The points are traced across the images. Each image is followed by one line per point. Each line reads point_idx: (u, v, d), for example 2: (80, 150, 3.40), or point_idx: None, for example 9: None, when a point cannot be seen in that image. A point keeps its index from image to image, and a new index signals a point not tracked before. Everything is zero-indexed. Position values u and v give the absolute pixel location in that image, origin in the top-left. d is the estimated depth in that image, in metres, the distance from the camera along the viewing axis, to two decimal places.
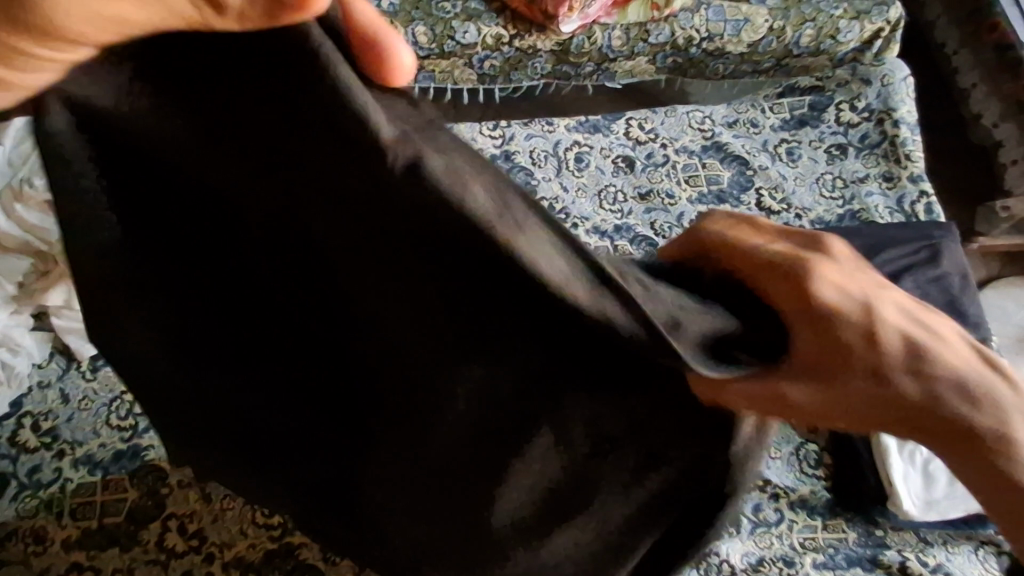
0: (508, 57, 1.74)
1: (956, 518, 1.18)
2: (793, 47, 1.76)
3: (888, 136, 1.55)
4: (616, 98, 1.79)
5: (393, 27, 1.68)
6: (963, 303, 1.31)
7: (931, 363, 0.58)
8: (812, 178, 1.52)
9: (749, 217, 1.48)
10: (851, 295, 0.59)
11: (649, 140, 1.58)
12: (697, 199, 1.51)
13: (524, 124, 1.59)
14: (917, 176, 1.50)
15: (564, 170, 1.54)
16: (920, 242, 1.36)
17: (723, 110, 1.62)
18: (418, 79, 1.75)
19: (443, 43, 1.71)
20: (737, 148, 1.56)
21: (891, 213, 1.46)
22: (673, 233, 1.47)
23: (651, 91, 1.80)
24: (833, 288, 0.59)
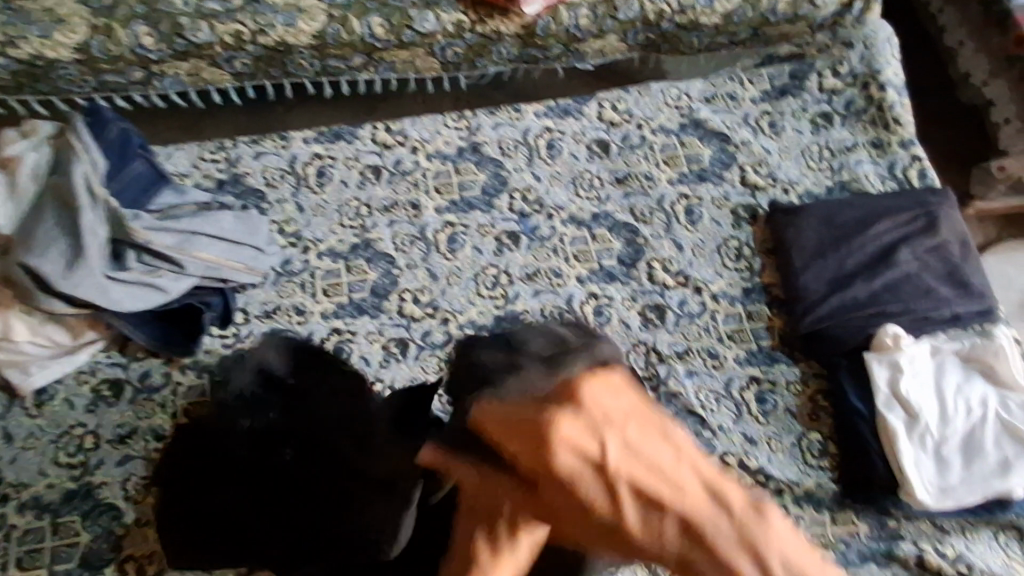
0: (471, 44, 1.65)
1: (973, 504, 1.06)
2: (769, 14, 1.68)
3: (874, 101, 1.46)
4: (590, 81, 1.85)
5: (346, 20, 1.57)
6: (965, 272, 1.22)
7: (663, 520, 0.54)
8: (798, 150, 1.43)
9: (734, 196, 1.40)
10: (586, 455, 0.56)
11: (624, 122, 1.49)
12: (677, 180, 1.42)
13: (490, 112, 1.50)
14: (908, 141, 1.42)
15: (536, 158, 1.46)
16: (915, 210, 1.26)
17: (700, 84, 1.53)
18: (379, 71, 1.69)
19: (401, 34, 1.60)
20: (717, 124, 1.47)
21: (884, 181, 1.38)
22: (655, 218, 1.39)
23: (627, 71, 1.83)
24: (569, 450, 0.56)
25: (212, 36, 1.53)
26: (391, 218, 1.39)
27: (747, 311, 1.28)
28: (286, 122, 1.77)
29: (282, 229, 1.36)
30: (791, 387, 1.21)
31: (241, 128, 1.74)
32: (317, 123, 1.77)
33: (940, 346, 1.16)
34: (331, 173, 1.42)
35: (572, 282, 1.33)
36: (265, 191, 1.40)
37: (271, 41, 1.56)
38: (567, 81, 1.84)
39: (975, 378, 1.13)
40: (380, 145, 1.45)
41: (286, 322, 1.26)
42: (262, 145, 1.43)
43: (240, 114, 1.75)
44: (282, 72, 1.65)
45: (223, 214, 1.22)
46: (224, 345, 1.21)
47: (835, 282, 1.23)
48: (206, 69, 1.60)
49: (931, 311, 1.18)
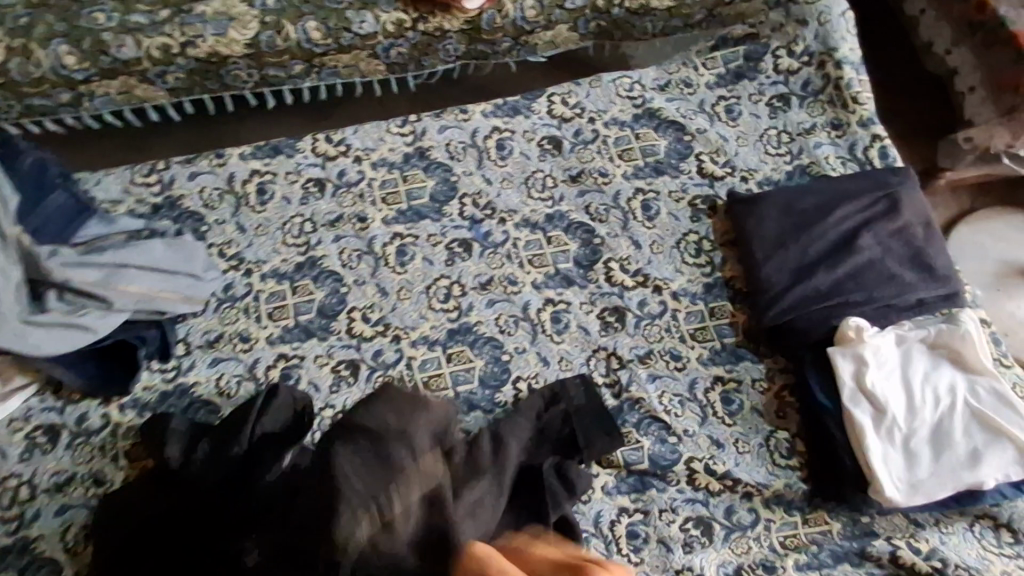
0: (415, 43, 1.58)
1: (945, 497, 1.02)
2: None
3: (832, 79, 1.40)
4: (550, 72, 1.81)
5: (280, 25, 1.49)
6: (930, 254, 1.16)
7: None
8: (756, 136, 1.38)
9: (692, 187, 1.35)
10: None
11: (576, 116, 1.44)
12: (632, 174, 1.37)
13: (435, 115, 1.43)
14: (868, 120, 1.36)
15: (486, 160, 1.40)
16: (876, 193, 1.21)
17: (652, 72, 1.47)
18: (321, 78, 1.62)
19: (339, 37, 1.53)
20: (672, 113, 1.42)
21: (844, 163, 1.33)
22: (611, 216, 1.33)
23: (583, 58, 1.81)
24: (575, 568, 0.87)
25: (139, 51, 1.46)
26: (336, 233, 1.33)
27: (709, 308, 1.24)
28: (240, 135, 1.72)
29: (223, 252, 1.30)
30: (757, 385, 1.18)
31: (191, 142, 1.70)
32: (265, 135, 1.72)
33: (906, 334, 1.11)
34: (272, 190, 1.36)
35: (528, 289, 1.28)
36: (203, 213, 1.33)
37: (202, 53, 1.49)
38: (526, 72, 1.81)
39: (942, 365, 1.09)
40: (321, 156, 1.39)
41: (231, 351, 1.20)
42: (197, 165, 1.36)
43: (189, 127, 1.72)
44: (219, 84, 1.57)
45: (153, 243, 1.16)
46: (165, 380, 1.16)
47: (797, 272, 1.17)
48: (138, 87, 1.53)
49: (895, 298, 1.13)
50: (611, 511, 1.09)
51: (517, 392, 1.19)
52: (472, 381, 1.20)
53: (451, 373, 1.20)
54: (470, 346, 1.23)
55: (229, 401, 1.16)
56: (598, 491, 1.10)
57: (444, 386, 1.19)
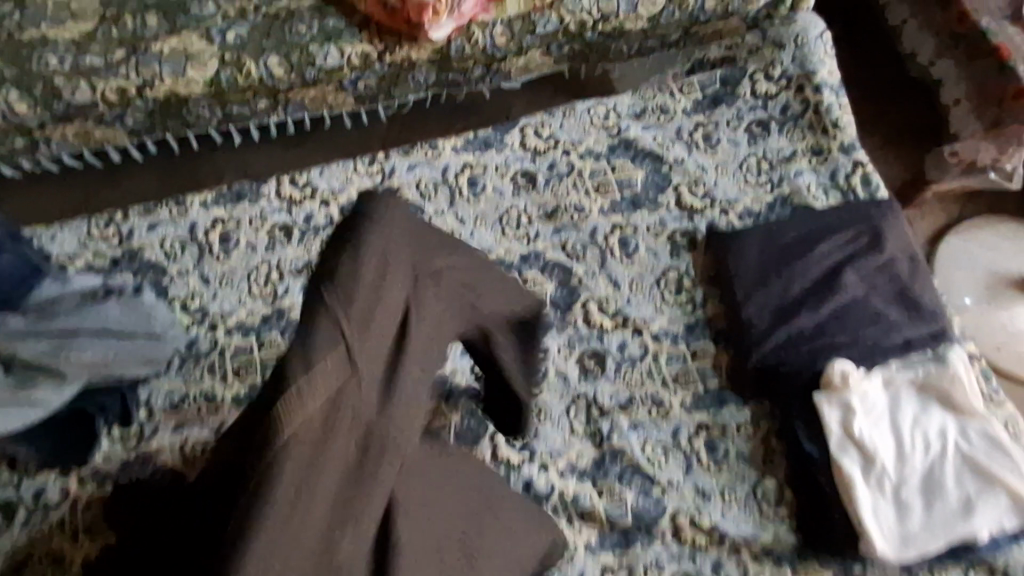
0: (382, 75, 1.53)
1: (939, 549, 0.98)
2: (698, 14, 1.57)
3: (811, 104, 1.35)
4: (543, 88, 1.68)
5: (240, 62, 1.44)
6: (916, 290, 1.12)
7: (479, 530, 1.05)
8: (735, 165, 1.34)
9: (670, 221, 1.30)
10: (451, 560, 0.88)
11: (550, 149, 1.39)
12: (609, 209, 1.32)
13: (404, 152, 1.39)
14: (850, 145, 1.32)
15: (458, 198, 1.35)
16: (859, 226, 1.17)
17: (628, 99, 1.43)
18: (288, 112, 1.58)
19: (303, 72, 1.47)
20: (648, 142, 1.38)
21: (827, 192, 1.28)
22: (588, 254, 1.29)
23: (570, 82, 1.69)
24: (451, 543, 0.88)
25: (92, 95, 1.40)
26: (304, 282, 1.28)
27: (690, 350, 1.20)
28: (217, 166, 1.58)
29: (186, 306, 1.25)
30: (742, 430, 1.14)
31: (167, 179, 1.57)
32: (250, 174, 1.58)
33: (893, 376, 1.07)
34: (236, 238, 1.31)
35: None
36: (165, 264, 1.28)
37: (160, 95, 1.43)
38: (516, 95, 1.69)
39: (932, 407, 1.05)
40: (286, 200, 1.34)
41: (195, 415, 1.16)
42: (156, 215, 1.31)
43: (162, 162, 1.58)
44: (180, 123, 1.52)
45: (106, 305, 1.12)
46: (127, 450, 1.13)
47: (779, 312, 1.13)
48: (96, 130, 1.47)
49: (880, 339, 1.09)
50: (594, 570, 1.05)
51: (494, 446, 1.15)
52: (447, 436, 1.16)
53: None
54: (445, 398, 1.18)
55: (200, 465, 1.13)
56: (580, 548, 1.07)
57: None
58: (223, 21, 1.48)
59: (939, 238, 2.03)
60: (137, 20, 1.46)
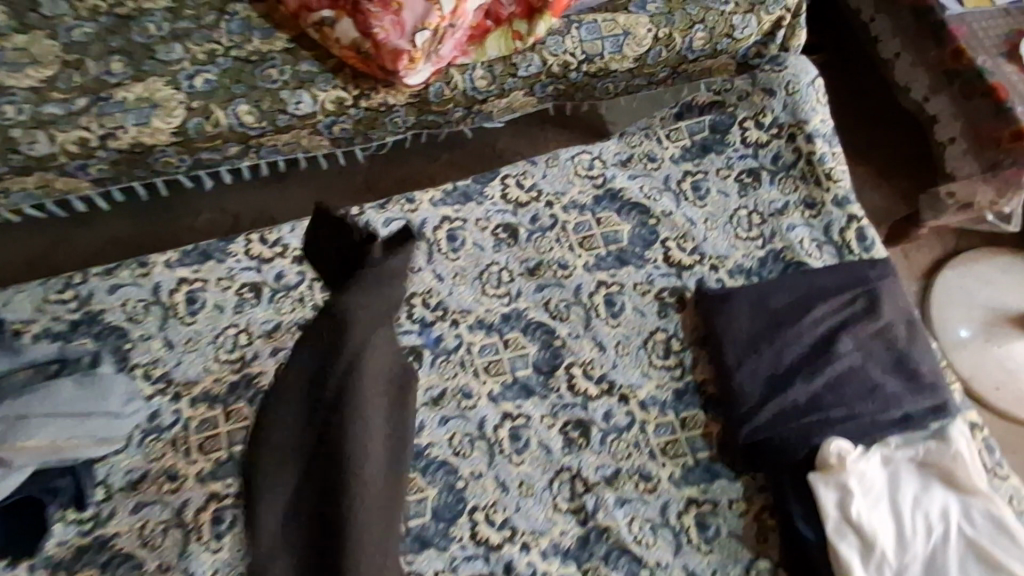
0: (359, 119, 1.47)
1: None
2: (686, 53, 1.52)
3: (803, 154, 1.31)
4: (518, 129, 1.75)
5: (208, 110, 1.37)
6: (914, 360, 1.08)
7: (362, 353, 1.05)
8: (725, 217, 1.28)
9: (658, 278, 1.25)
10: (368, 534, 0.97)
11: (532, 201, 1.33)
12: (594, 265, 1.27)
13: (379, 205, 1.33)
14: (844, 198, 1.27)
15: (436, 253, 1.29)
16: (852, 289, 1.13)
17: (613, 146, 1.37)
18: (261, 156, 1.52)
19: (275, 119, 1.41)
20: (635, 193, 1.32)
21: (821, 247, 1.23)
22: (572, 314, 1.23)
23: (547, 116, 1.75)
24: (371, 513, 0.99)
25: (52, 146, 1.33)
26: (274, 345, 1.22)
27: (680, 418, 1.15)
28: (191, 216, 1.63)
29: (148, 374, 1.19)
30: (734, 507, 1.08)
31: (136, 230, 1.61)
32: (226, 213, 1.64)
33: (892, 453, 1.02)
34: (202, 298, 1.25)
35: (484, 401, 1.17)
36: (127, 327, 1.22)
37: (124, 145, 1.37)
38: (494, 133, 1.74)
39: (933, 486, 0.99)
40: (256, 259, 1.28)
41: (155, 493, 1.09)
42: (118, 276, 1.25)
43: (136, 211, 1.62)
44: (148, 171, 1.47)
45: (60, 383, 1.07)
46: (81, 534, 1.05)
47: (772, 382, 1.08)
48: (57, 180, 1.41)
49: (879, 413, 1.04)
50: None
51: (474, 524, 1.08)
52: (424, 514, 1.08)
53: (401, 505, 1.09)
54: (421, 473, 1.12)
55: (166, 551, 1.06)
56: None
57: None
58: (191, 65, 1.41)
59: (932, 272, 1.94)
60: (101, 65, 1.40)
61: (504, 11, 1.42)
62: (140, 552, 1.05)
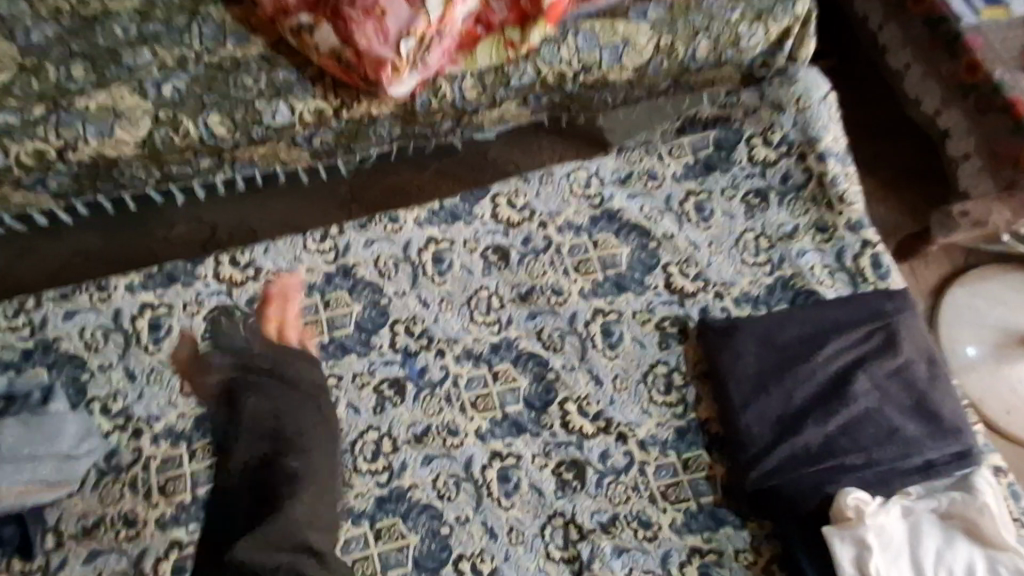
0: (341, 131, 1.38)
1: None
2: (689, 63, 1.44)
3: (814, 174, 1.23)
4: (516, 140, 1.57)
5: (176, 120, 1.28)
6: (935, 402, 1.00)
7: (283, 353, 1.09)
8: (730, 241, 1.20)
9: (658, 306, 1.16)
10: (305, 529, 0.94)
11: (525, 221, 1.25)
12: (591, 291, 1.18)
13: (361, 225, 1.24)
14: (857, 222, 1.19)
15: (421, 277, 1.21)
16: (868, 323, 1.05)
17: (611, 163, 1.29)
18: (236, 170, 1.44)
19: (250, 130, 1.32)
20: (634, 214, 1.24)
21: (832, 274, 1.16)
22: (567, 344, 1.15)
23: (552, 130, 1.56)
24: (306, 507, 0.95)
25: (6, 158, 1.23)
26: None
27: (682, 460, 1.06)
28: (167, 230, 1.48)
29: (107, 409, 1.09)
30: (741, 557, 1.00)
31: (109, 248, 1.46)
32: (203, 224, 1.49)
33: (913, 504, 0.94)
34: (168, 325, 1.15)
35: (471, 440, 1.08)
36: (84, 357, 1.12)
37: (86, 157, 1.27)
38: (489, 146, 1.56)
39: (957, 541, 0.91)
40: (226, 282, 1.19)
41: (110, 541, 0.99)
42: (75, 300, 1.15)
43: (109, 224, 1.46)
44: (113, 184, 1.38)
45: (5, 424, 0.98)
46: None
47: (781, 424, 1.00)
48: (14, 194, 1.34)
49: (898, 460, 0.97)
50: None
51: None
52: (405, 564, 1.00)
53: (381, 555, 1.00)
54: (402, 518, 1.03)
55: None
56: None
57: (372, 573, 0.99)
58: (160, 72, 1.32)
59: (941, 290, 1.87)
60: (62, 71, 1.30)
61: (495, 17, 1.33)
62: None
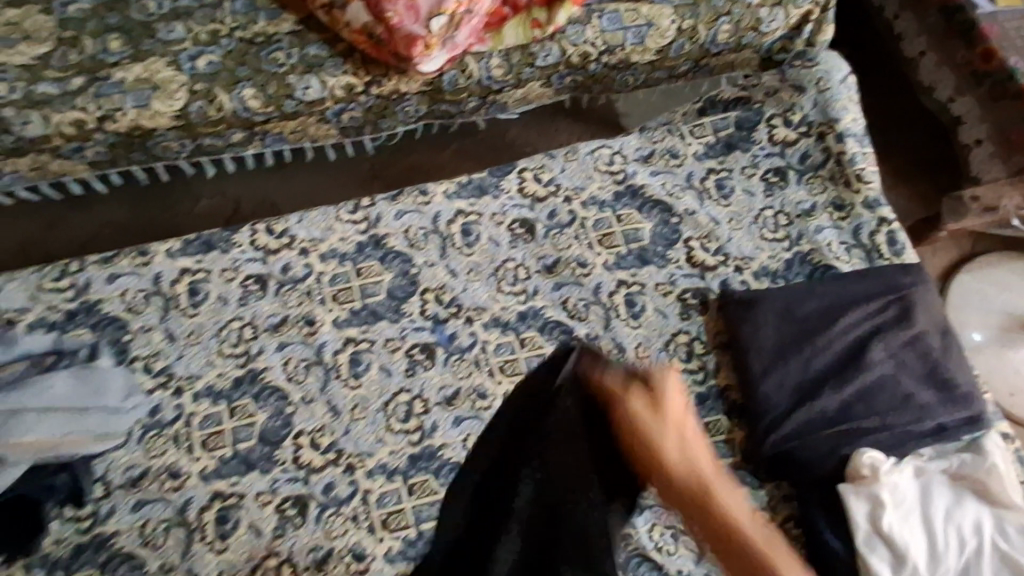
0: (369, 106, 1.42)
1: None
2: (710, 46, 1.48)
3: (832, 154, 1.27)
4: (534, 116, 1.70)
5: (212, 94, 1.32)
6: (947, 370, 1.05)
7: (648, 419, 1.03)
8: (750, 218, 1.24)
9: (680, 279, 1.21)
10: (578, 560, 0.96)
11: (551, 195, 1.29)
12: (614, 264, 1.22)
13: (392, 197, 1.28)
14: (874, 200, 1.23)
15: (450, 248, 1.25)
16: (885, 296, 1.10)
17: (634, 141, 1.33)
18: (266, 143, 1.47)
19: (282, 104, 1.35)
20: (657, 190, 1.28)
21: (849, 250, 1.20)
22: (591, 313, 1.19)
23: (572, 108, 1.70)
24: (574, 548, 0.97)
25: (47, 127, 1.27)
26: (280, 340, 1.17)
27: (703, 425, 1.09)
28: (189, 196, 1.57)
29: (149, 367, 1.13)
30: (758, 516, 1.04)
31: (133, 210, 1.54)
32: (226, 198, 1.58)
33: (925, 466, 0.99)
34: (205, 289, 1.19)
35: (499, 403, 1.13)
36: (126, 318, 1.16)
37: (124, 128, 1.31)
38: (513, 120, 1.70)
39: (967, 499, 0.95)
40: (262, 249, 1.23)
41: (156, 490, 1.04)
42: (115, 264, 1.19)
43: (137, 188, 1.56)
44: (147, 155, 1.41)
45: (57, 376, 1.02)
46: (78, 533, 1.00)
47: (798, 391, 1.04)
48: (52, 163, 1.35)
49: (911, 425, 1.01)
50: None
51: None
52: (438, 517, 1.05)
53: (413, 509, 1.05)
54: (434, 475, 1.08)
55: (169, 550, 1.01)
56: None
57: (405, 525, 1.04)
58: (194, 46, 1.35)
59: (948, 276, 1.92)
60: (98, 44, 1.33)
61: None
62: (141, 552, 1.00)
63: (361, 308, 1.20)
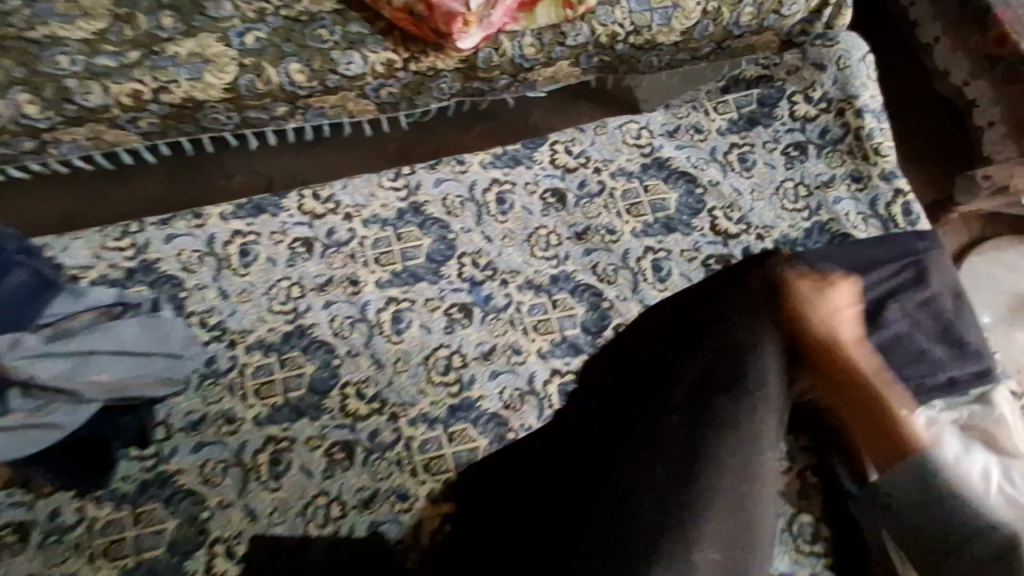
0: (407, 83, 1.49)
1: None
2: (733, 28, 1.54)
3: (851, 129, 1.34)
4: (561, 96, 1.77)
5: (260, 68, 1.39)
6: (959, 329, 1.13)
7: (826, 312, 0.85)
8: (771, 189, 1.31)
9: (704, 245, 1.27)
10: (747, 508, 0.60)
11: (581, 166, 1.36)
12: (642, 231, 1.29)
13: (430, 166, 1.35)
14: (890, 172, 1.30)
15: (485, 216, 1.31)
16: (902, 260, 1.16)
17: (660, 117, 1.39)
18: (307, 118, 1.53)
19: (325, 79, 1.43)
20: (682, 162, 1.34)
21: (866, 219, 1.26)
22: (620, 277, 1.26)
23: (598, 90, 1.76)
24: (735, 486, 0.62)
25: (106, 97, 1.34)
26: (327, 298, 1.24)
27: None
28: (224, 168, 1.63)
29: (204, 322, 1.20)
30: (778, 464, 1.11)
31: (170, 180, 1.60)
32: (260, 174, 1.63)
33: (937, 417, 1.03)
34: (256, 251, 1.27)
35: (533, 359, 1.19)
36: (182, 277, 1.23)
37: (177, 99, 1.38)
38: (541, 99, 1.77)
39: (976, 448, 0.99)
40: (308, 214, 1.30)
41: (214, 433, 1.12)
42: (172, 226, 1.27)
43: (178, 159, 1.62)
44: (195, 126, 1.48)
45: (123, 323, 1.09)
46: (143, 470, 1.08)
47: None
48: (107, 132, 1.42)
49: (925, 378, 1.08)
50: None
51: None
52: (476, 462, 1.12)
53: (453, 454, 1.12)
54: (472, 423, 1.14)
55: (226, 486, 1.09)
56: None
57: (446, 469, 1.11)
58: (242, 23, 1.42)
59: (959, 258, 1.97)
60: (152, 20, 1.41)
61: None
62: (202, 488, 1.07)
63: (402, 268, 1.27)
